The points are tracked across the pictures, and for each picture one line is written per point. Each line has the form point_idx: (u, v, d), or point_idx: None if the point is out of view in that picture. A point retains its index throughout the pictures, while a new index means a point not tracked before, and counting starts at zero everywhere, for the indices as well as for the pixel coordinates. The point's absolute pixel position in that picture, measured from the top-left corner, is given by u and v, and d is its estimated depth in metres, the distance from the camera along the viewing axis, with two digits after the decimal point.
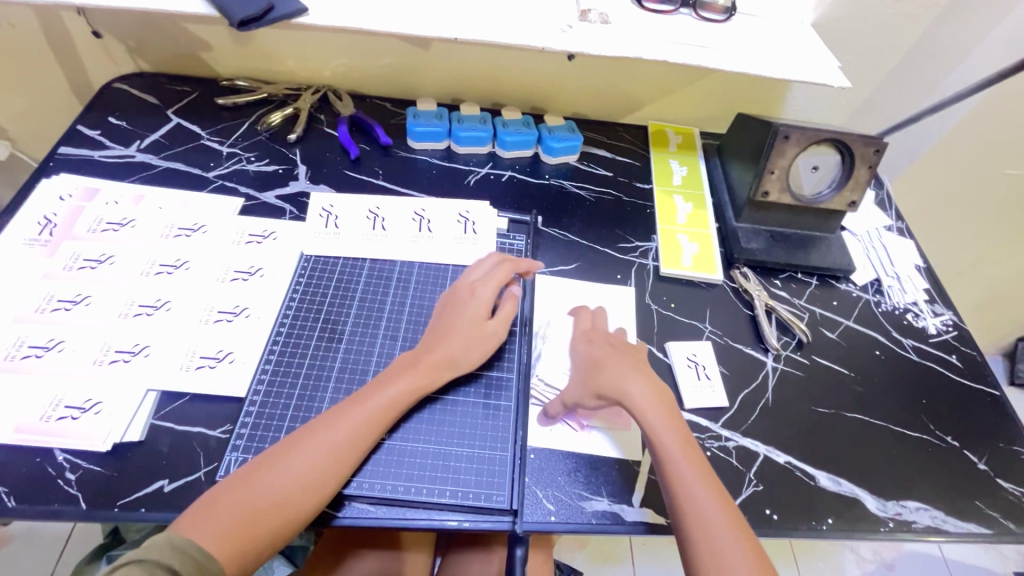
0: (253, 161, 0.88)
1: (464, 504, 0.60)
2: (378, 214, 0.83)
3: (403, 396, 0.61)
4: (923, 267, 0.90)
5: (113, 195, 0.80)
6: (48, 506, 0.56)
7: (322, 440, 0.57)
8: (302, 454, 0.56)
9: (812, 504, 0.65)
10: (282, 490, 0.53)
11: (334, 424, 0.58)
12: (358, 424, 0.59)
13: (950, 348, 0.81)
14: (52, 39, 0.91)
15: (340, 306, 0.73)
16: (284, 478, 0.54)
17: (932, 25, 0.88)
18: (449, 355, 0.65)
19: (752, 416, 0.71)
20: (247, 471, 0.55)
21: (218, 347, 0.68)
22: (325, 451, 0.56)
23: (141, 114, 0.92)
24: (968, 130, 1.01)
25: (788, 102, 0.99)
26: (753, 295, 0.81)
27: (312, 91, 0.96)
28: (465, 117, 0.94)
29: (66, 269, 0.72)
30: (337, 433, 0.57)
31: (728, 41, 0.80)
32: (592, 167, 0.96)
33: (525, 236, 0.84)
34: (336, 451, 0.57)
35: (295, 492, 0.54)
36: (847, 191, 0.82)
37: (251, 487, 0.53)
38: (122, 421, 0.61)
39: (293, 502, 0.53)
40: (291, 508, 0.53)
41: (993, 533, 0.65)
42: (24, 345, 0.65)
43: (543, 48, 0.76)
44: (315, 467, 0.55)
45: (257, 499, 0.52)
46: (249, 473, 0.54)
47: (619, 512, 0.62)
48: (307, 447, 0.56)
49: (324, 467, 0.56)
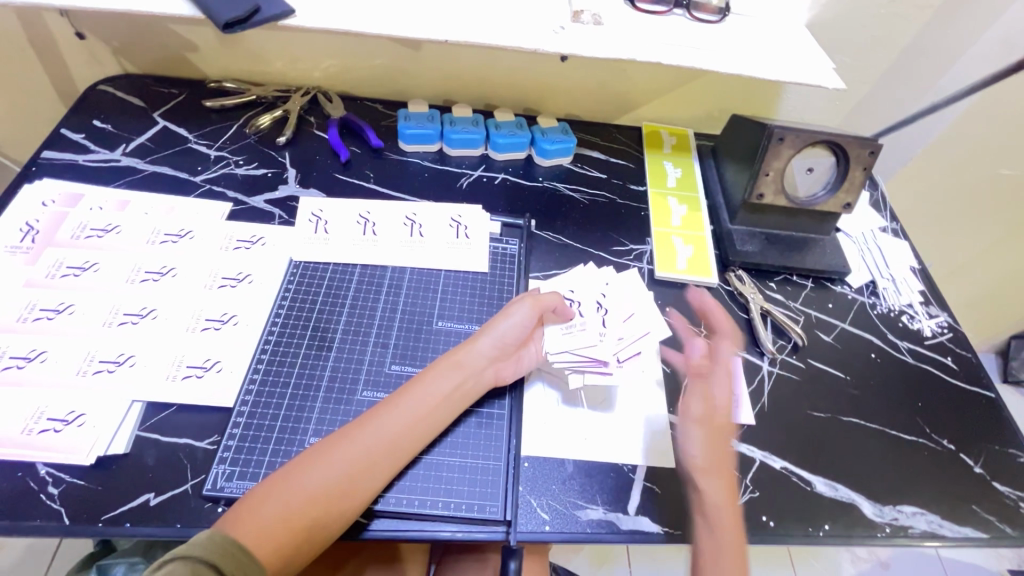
0: (241, 164, 0.87)
1: (457, 515, 0.59)
2: (369, 219, 0.82)
3: (435, 407, 0.61)
4: (918, 268, 0.90)
5: (97, 200, 0.79)
6: (29, 522, 0.55)
7: (361, 442, 0.57)
8: (341, 453, 0.56)
9: (810, 510, 0.64)
10: (321, 489, 0.54)
11: (375, 423, 0.58)
12: (400, 423, 0.59)
13: (945, 349, 0.80)
14: (34, 41, 0.89)
15: (330, 313, 0.72)
16: (324, 476, 0.54)
17: (927, 25, 0.88)
18: (479, 350, 0.65)
19: (749, 421, 0.70)
20: (287, 468, 0.55)
21: (206, 357, 0.67)
22: (362, 452, 0.56)
23: (126, 117, 0.90)
24: (962, 130, 1.00)
25: (783, 102, 0.99)
26: (748, 298, 0.80)
27: (301, 93, 0.95)
28: (457, 119, 0.93)
29: (49, 276, 0.70)
30: (379, 431, 0.58)
31: (722, 42, 0.80)
32: (586, 169, 0.95)
33: (518, 241, 0.83)
34: (376, 450, 0.57)
35: (327, 493, 0.54)
36: (842, 193, 0.82)
37: (289, 486, 0.53)
38: (106, 433, 0.60)
39: (332, 499, 0.54)
40: (330, 509, 0.53)
41: (991, 537, 0.65)
42: (5, 356, 0.63)
43: (535, 49, 0.75)
44: (355, 464, 0.56)
45: (296, 497, 0.53)
46: (292, 468, 0.55)
47: (615, 520, 0.61)
48: (345, 446, 0.56)
49: (363, 466, 0.56)
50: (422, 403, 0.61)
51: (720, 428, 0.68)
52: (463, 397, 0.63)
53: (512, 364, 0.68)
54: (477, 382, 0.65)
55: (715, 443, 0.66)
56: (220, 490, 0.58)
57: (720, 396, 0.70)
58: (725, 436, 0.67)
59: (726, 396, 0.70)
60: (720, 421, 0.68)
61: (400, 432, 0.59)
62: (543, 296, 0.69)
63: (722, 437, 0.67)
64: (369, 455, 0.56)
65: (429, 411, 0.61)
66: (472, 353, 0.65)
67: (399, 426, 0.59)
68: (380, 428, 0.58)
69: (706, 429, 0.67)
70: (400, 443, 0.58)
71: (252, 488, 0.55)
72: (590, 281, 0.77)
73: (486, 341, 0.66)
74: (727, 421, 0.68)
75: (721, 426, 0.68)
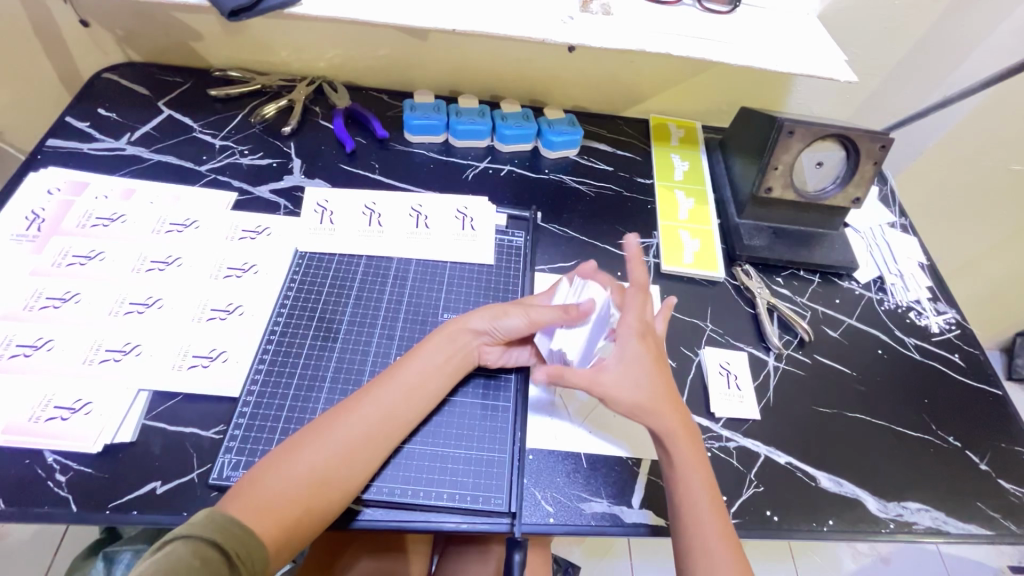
0: (247, 154, 0.86)
1: (462, 506, 0.59)
2: (375, 210, 0.81)
3: (420, 388, 0.61)
4: (926, 264, 0.89)
5: (103, 189, 0.78)
6: (36, 508, 0.55)
7: (362, 415, 0.57)
8: (339, 429, 0.56)
9: (814, 505, 0.64)
10: (320, 467, 0.54)
11: (365, 401, 0.58)
12: (390, 401, 0.59)
13: (953, 346, 0.80)
14: (38, 27, 0.88)
15: (335, 304, 0.72)
16: (325, 450, 0.55)
17: (940, 18, 0.87)
18: (464, 331, 0.65)
19: (755, 416, 0.70)
20: (287, 447, 0.55)
21: (211, 347, 0.67)
22: (353, 433, 0.56)
23: (132, 105, 0.90)
24: (974, 125, 0.99)
25: (792, 96, 0.98)
26: (755, 292, 0.80)
27: (307, 82, 0.94)
28: (463, 110, 0.92)
29: (55, 265, 0.70)
30: (372, 410, 0.58)
31: (733, 33, 0.79)
32: (592, 161, 0.94)
33: (524, 233, 0.83)
34: (371, 426, 0.57)
35: (321, 475, 0.54)
36: (851, 187, 0.81)
37: (288, 463, 0.53)
38: (113, 421, 0.60)
39: (328, 480, 0.54)
40: (328, 491, 0.54)
41: (995, 534, 0.65)
42: (13, 344, 0.63)
43: (544, 39, 0.74)
44: (353, 440, 0.56)
45: (296, 475, 0.53)
46: (290, 448, 0.55)
47: (619, 513, 0.61)
48: (343, 423, 0.57)
49: (359, 445, 0.56)
50: (408, 381, 0.61)
51: (659, 379, 0.62)
52: (446, 380, 0.63)
53: (499, 349, 0.68)
54: (464, 365, 0.65)
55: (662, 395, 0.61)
56: (226, 479, 0.58)
57: (632, 349, 0.62)
58: (657, 390, 0.61)
59: (631, 349, 0.62)
60: (625, 377, 0.61)
61: (393, 406, 0.59)
62: (542, 312, 0.65)
63: (659, 388, 0.61)
64: (364, 431, 0.57)
65: (414, 391, 0.61)
66: (464, 331, 0.65)
67: (393, 401, 0.59)
68: (374, 403, 0.58)
69: (620, 385, 0.60)
70: (394, 418, 0.59)
71: (250, 469, 0.55)
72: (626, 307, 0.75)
73: (477, 318, 0.65)
74: (637, 376, 0.61)
75: (644, 378, 0.61)
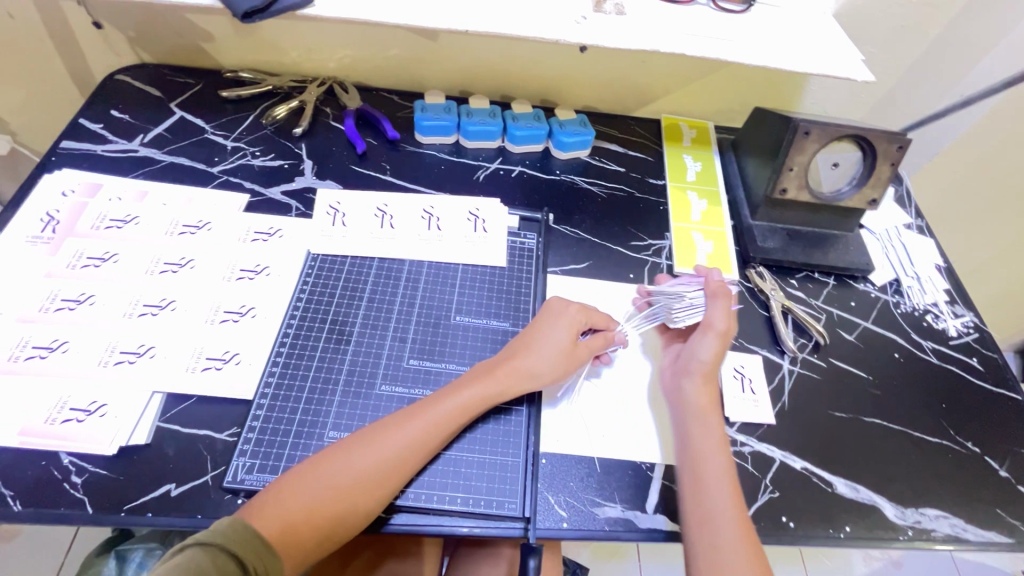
0: (258, 155, 0.86)
1: (474, 511, 0.59)
2: (387, 212, 0.81)
3: (459, 417, 0.60)
4: (942, 266, 0.88)
5: (116, 191, 0.79)
6: (53, 510, 0.56)
7: (397, 435, 0.57)
8: (366, 447, 0.56)
9: (830, 511, 0.63)
10: (345, 484, 0.54)
11: (398, 428, 0.58)
12: (423, 430, 0.58)
13: (970, 350, 0.79)
14: (51, 29, 0.89)
15: (348, 307, 0.72)
16: (353, 472, 0.54)
17: (959, 17, 0.85)
18: (524, 371, 0.64)
19: (770, 421, 0.69)
20: (315, 458, 0.56)
21: (224, 349, 0.67)
22: (382, 459, 0.56)
23: (144, 106, 0.90)
24: (993, 125, 0.98)
25: (806, 95, 0.97)
26: (769, 295, 0.79)
27: (318, 83, 0.94)
28: (474, 110, 0.91)
29: (70, 267, 0.70)
30: (405, 438, 0.57)
31: (748, 32, 0.78)
32: (604, 162, 0.93)
33: (536, 235, 0.82)
34: (402, 453, 0.57)
35: (348, 496, 0.53)
36: (868, 188, 0.80)
37: (314, 479, 0.54)
38: (128, 424, 0.60)
39: (352, 501, 0.54)
40: (350, 513, 0.53)
41: (1015, 542, 0.64)
42: (28, 346, 0.64)
43: (557, 40, 0.74)
44: (384, 461, 0.56)
45: (320, 493, 0.53)
46: (316, 463, 0.55)
47: (632, 518, 0.61)
48: (371, 440, 0.57)
49: (390, 473, 0.56)
50: (445, 411, 0.60)
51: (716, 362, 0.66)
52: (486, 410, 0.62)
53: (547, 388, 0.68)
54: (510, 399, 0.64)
55: (707, 371, 0.65)
56: (240, 482, 0.58)
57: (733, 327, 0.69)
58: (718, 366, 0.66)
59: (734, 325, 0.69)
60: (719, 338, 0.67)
61: (428, 432, 0.58)
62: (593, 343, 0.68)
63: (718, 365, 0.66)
64: (394, 458, 0.56)
65: (452, 421, 0.60)
66: (519, 372, 0.64)
67: (426, 431, 0.58)
68: (408, 431, 0.58)
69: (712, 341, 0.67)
70: (424, 443, 0.58)
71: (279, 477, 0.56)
72: (620, 306, 0.77)
73: (537, 359, 0.65)
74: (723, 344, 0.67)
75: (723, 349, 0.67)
